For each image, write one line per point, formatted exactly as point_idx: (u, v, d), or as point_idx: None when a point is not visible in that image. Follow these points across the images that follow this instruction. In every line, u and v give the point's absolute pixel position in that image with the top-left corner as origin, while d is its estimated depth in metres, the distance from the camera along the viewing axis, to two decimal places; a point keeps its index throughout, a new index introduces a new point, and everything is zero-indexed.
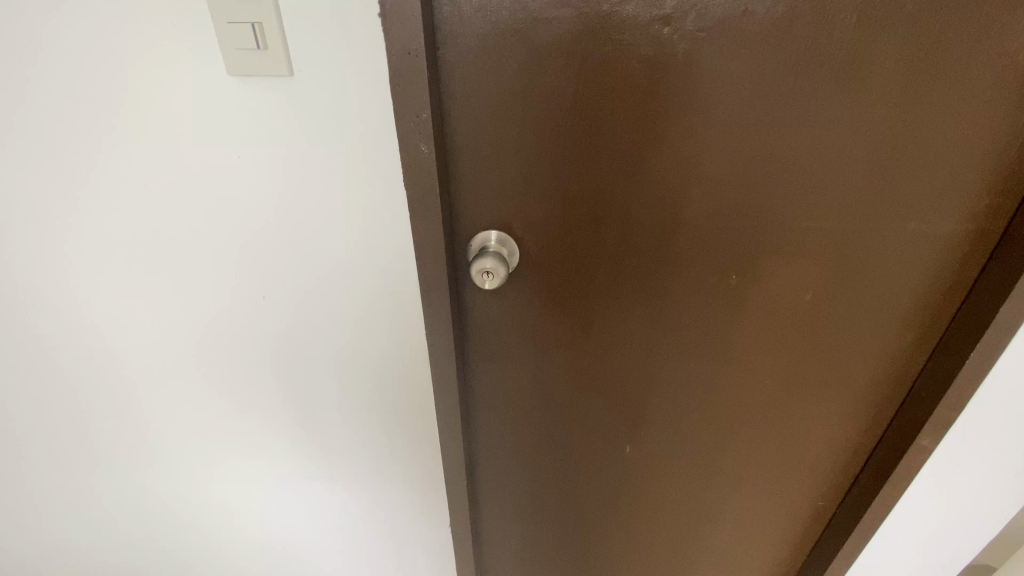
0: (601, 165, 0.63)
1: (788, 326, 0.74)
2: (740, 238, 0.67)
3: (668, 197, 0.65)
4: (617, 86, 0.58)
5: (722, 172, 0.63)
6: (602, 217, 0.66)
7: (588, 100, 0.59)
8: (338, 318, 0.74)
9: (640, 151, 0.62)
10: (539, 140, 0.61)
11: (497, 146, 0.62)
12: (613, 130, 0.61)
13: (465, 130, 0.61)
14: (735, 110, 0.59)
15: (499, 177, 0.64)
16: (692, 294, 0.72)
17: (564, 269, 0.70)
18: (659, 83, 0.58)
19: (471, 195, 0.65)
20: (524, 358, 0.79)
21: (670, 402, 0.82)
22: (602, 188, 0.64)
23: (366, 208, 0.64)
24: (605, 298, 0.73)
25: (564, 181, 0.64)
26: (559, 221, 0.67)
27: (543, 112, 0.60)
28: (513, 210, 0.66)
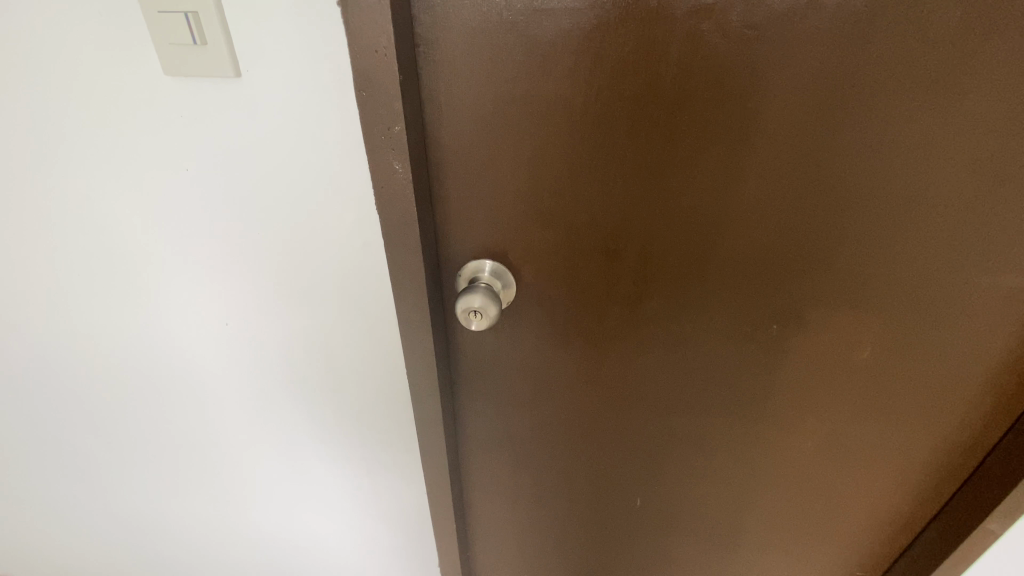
0: (616, 191, 0.52)
1: (836, 384, 0.62)
2: (785, 283, 0.55)
3: (697, 232, 0.53)
4: (639, 97, 0.47)
5: (766, 205, 0.51)
6: (617, 252, 0.55)
7: (603, 112, 0.48)
8: (313, 347, 0.66)
9: (666, 176, 0.50)
10: (542, 158, 0.51)
11: (490, 165, 0.51)
12: (633, 149, 0.49)
13: (452, 143, 0.51)
14: (788, 128, 0.47)
15: (493, 200, 0.54)
16: (722, 343, 0.60)
17: (570, 307, 0.60)
18: (694, 93, 0.46)
19: (458, 219, 0.55)
20: (521, 400, 0.69)
21: (690, 458, 0.72)
22: (617, 217, 0.53)
23: (336, 231, 0.55)
24: (618, 342, 0.62)
25: (571, 207, 0.53)
26: (564, 253, 0.56)
27: (547, 125, 0.49)
28: (509, 238, 0.56)
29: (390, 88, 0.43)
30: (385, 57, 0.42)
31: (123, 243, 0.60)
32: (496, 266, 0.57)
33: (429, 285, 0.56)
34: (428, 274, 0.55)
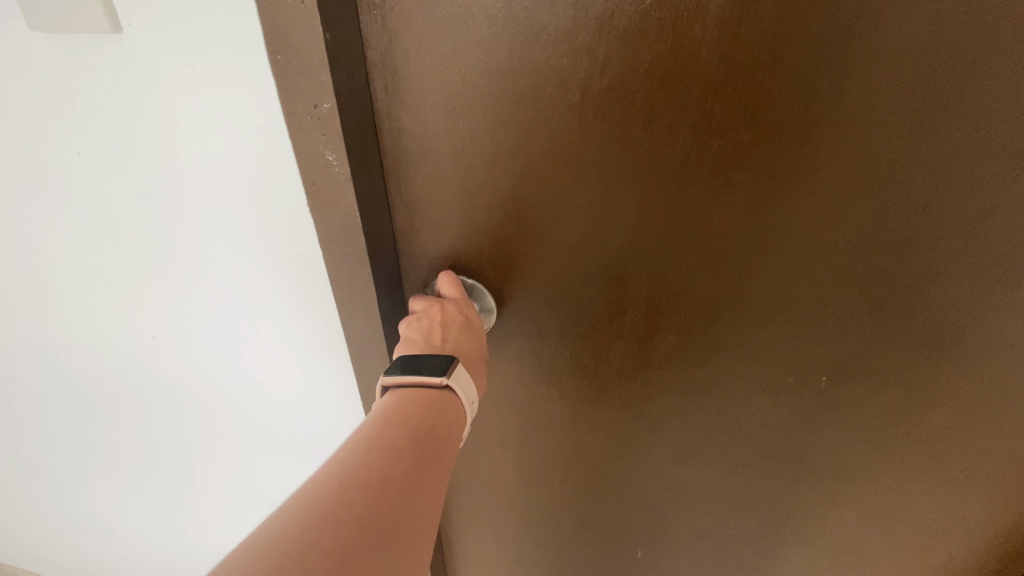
0: (628, 200, 0.39)
1: (897, 450, 0.50)
2: (845, 328, 0.43)
3: (733, 259, 0.40)
4: (662, 74, 0.33)
5: (831, 229, 0.38)
6: (625, 278, 0.43)
7: (611, 95, 0.34)
8: (251, 373, 0.55)
9: (695, 184, 0.37)
10: (527, 153, 0.38)
11: (459, 159, 0.39)
12: (651, 148, 0.36)
13: (408, 128, 0.38)
14: (873, 125, 0.33)
15: (463, 204, 0.42)
16: (754, 392, 0.48)
17: (564, 338, 0.48)
18: (740, 72, 0.32)
19: (420, 224, 0.44)
20: (501, 440, 0.58)
21: (701, 518, 0.60)
22: (628, 234, 0.41)
23: (264, 237, 0.43)
24: (624, 381, 0.50)
25: (566, 218, 0.41)
26: (558, 274, 0.44)
27: (534, 110, 0.36)
28: (484, 251, 0.44)
29: (311, 52, 0.31)
30: (301, 6, 0.30)
31: (17, 247, 0.49)
32: (471, 282, 0.46)
33: (382, 307, 0.45)
34: (381, 293, 0.44)
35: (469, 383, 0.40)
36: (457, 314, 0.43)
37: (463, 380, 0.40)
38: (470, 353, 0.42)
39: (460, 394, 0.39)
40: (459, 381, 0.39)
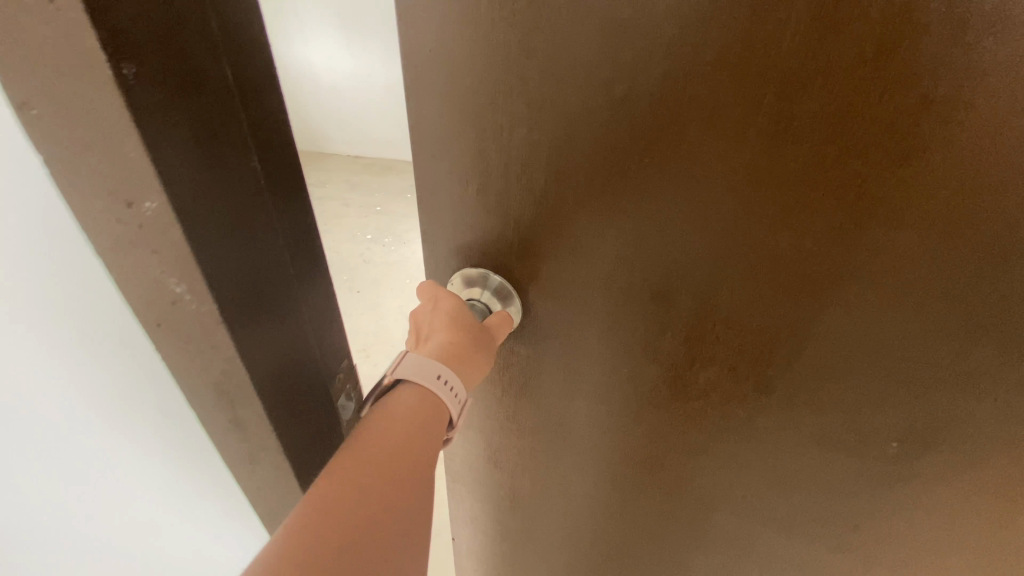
0: (682, 213, 0.34)
1: (968, 525, 0.43)
2: (926, 390, 0.36)
3: (802, 294, 0.34)
4: (735, 69, 0.28)
5: (928, 273, 0.31)
6: (664, 296, 0.38)
7: (673, 90, 0.29)
8: (109, 440, 0.49)
9: (764, 202, 0.32)
10: (570, 148, 0.33)
11: (494, 145, 0.35)
12: (714, 157, 0.31)
13: (441, 107, 0.35)
14: (1000, 152, 0.26)
15: (496, 195, 0.38)
16: (805, 446, 0.42)
17: (592, 358, 0.44)
18: (831, 67, 0.26)
19: (450, 212, 0.40)
20: (520, 449, 0.55)
21: (725, 560, 0.56)
22: (679, 252, 0.35)
23: (91, 284, 0.38)
24: (655, 411, 0.45)
25: (608, 226, 0.36)
26: (591, 287, 0.40)
27: (579, 100, 0.31)
28: (515, 249, 0.40)
29: (124, 141, 0.29)
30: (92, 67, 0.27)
31: None
32: (497, 278, 0.42)
33: (269, 364, 0.42)
34: (264, 361, 0.41)
35: (426, 364, 0.37)
36: (424, 310, 0.41)
37: (416, 365, 0.37)
38: (438, 341, 0.39)
39: (415, 382, 0.37)
40: (407, 370, 0.37)
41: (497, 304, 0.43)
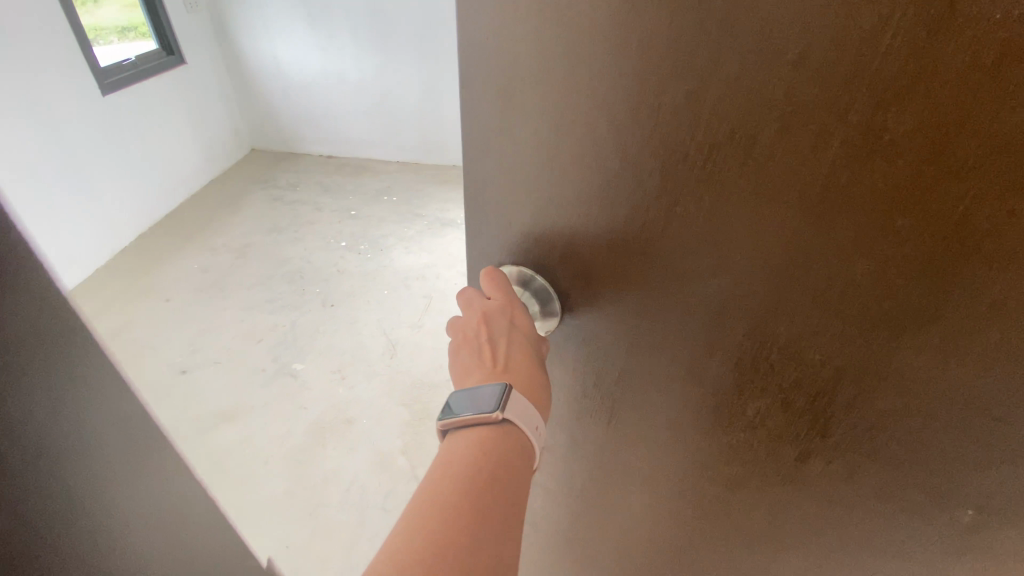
0: (717, 269, 0.27)
1: None
2: (987, 515, 0.28)
3: (842, 402, 0.28)
4: (831, 92, 0.20)
5: (1008, 379, 0.23)
6: (669, 347, 0.31)
7: (745, 101, 0.21)
8: None
9: (818, 284, 0.25)
10: (619, 159, 0.26)
11: (548, 149, 0.28)
12: (766, 207, 0.23)
13: (491, 76, 0.28)
14: None
15: (546, 195, 0.30)
16: (846, 542, 0.34)
17: (613, 393, 0.37)
18: (933, 60, 0.18)
19: (490, 215, 0.34)
20: (543, 490, 0.51)
21: None
22: (705, 319, 0.29)
23: None
24: (661, 464, 0.39)
25: (636, 272, 0.29)
26: (598, 315, 0.33)
27: (651, 84, 0.23)
28: (555, 252, 0.32)
29: None
30: None
31: None
32: (541, 282, 0.34)
33: None
34: None
35: (530, 403, 0.33)
36: (502, 326, 0.35)
37: (523, 406, 0.32)
38: (523, 372, 0.34)
39: (522, 425, 0.32)
40: (517, 410, 0.32)
41: (534, 309, 0.36)
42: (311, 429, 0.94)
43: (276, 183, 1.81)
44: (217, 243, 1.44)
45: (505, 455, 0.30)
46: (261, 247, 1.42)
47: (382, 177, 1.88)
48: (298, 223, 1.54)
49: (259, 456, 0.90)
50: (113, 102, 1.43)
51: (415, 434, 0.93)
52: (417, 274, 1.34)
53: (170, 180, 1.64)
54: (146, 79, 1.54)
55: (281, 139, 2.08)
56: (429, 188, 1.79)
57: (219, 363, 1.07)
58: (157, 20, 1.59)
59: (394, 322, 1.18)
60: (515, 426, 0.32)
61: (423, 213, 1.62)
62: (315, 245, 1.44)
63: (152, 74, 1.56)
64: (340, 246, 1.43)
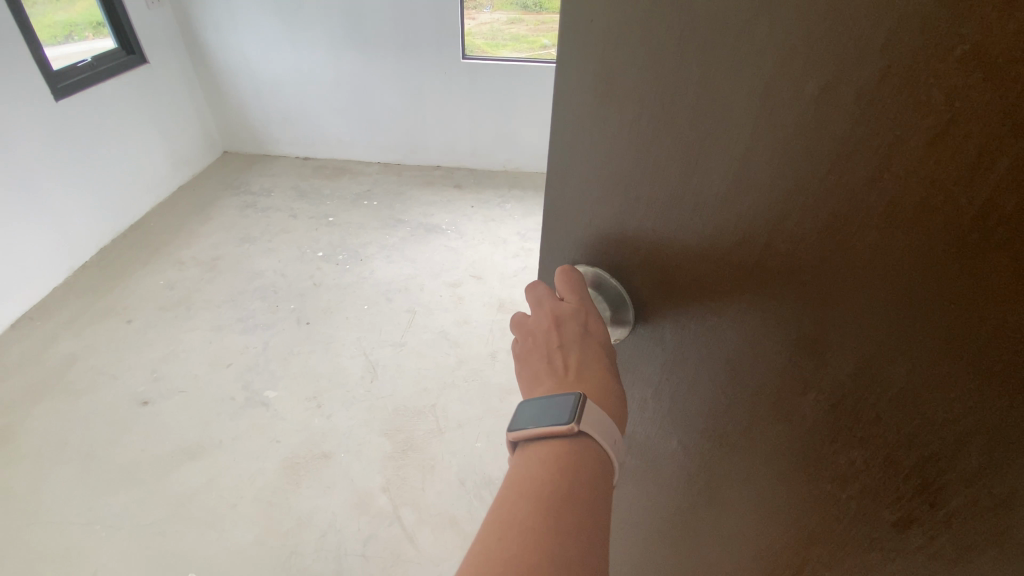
0: (803, 322, 0.19)
1: None
2: None
3: (936, 502, 0.18)
4: (1016, 97, 0.12)
5: None
6: (748, 324, 0.22)
7: (885, 104, 0.14)
8: None
9: (911, 377, 0.17)
10: (720, 167, 0.20)
11: (645, 133, 0.22)
12: (877, 251, 0.16)
13: (588, 57, 0.22)
14: None
15: (633, 189, 0.24)
16: None
17: (688, 424, 0.27)
18: None
19: (567, 203, 0.27)
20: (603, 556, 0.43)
21: None
22: (783, 387, 0.21)
23: None
24: (717, 519, 0.28)
25: (722, 297, 0.22)
26: (673, 295, 0.24)
27: (793, 69, 0.16)
28: (638, 252, 0.25)
29: None
30: None
31: None
32: (614, 283, 0.27)
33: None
34: None
35: (609, 417, 0.26)
36: (573, 332, 0.27)
37: (603, 420, 0.25)
38: (600, 386, 0.27)
39: (601, 443, 0.25)
40: (597, 424, 0.25)
41: (605, 315, 0.28)
42: (283, 466, 0.85)
43: (248, 189, 1.69)
44: (186, 257, 1.34)
45: (578, 482, 0.24)
46: (234, 259, 1.33)
47: (361, 180, 1.78)
48: (272, 232, 1.44)
49: (228, 497, 0.82)
50: (69, 108, 1.32)
51: (396, 469, 0.86)
52: (399, 286, 1.25)
53: (132, 190, 1.53)
54: (106, 81, 1.43)
55: (255, 141, 1.97)
56: (410, 191, 1.70)
57: (187, 392, 0.98)
58: (115, 17, 1.48)
59: (376, 340, 1.10)
60: (594, 443, 0.25)
61: (405, 218, 1.53)
62: (290, 255, 1.34)
63: (111, 76, 1.45)
64: (316, 256, 1.34)
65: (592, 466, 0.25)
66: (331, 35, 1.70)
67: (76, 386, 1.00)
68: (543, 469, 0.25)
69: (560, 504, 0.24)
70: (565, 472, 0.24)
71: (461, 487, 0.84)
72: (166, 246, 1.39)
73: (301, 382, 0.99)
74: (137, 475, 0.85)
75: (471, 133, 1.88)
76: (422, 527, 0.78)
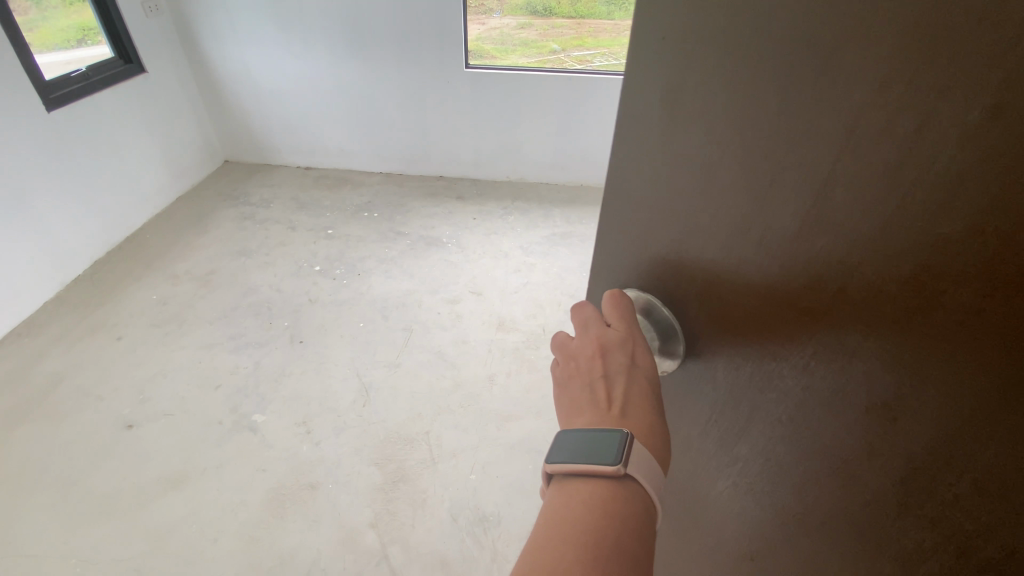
0: (871, 384, 0.16)
1: None
2: None
3: None
4: None
5: None
6: (813, 379, 0.19)
7: (991, 107, 0.12)
8: None
9: (1011, 460, 0.13)
10: (797, 200, 0.18)
11: (715, 160, 0.21)
12: (975, 316, 0.13)
13: (660, 83, 0.23)
14: None
15: (696, 214, 0.23)
16: None
17: (740, 478, 0.25)
18: None
19: (629, 225, 0.27)
20: None
21: None
22: (842, 457, 0.18)
23: None
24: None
25: (787, 343, 0.20)
26: (740, 338, 0.22)
27: (886, 99, 0.14)
28: (698, 278, 0.24)
29: None
30: None
31: None
32: (666, 312, 0.26)
33: None
34: None
35: (653, 457, 0.25)
36: (618, 363, 0.26)
37: (648, 462, 0.24)
38: (645, 422, 0.26)
39: (646, 484, 0.24)
40: (642, 467, 0.24)
41: (652, 344, 0.27)
42: (268, 498, 0.83)
43: (247, 200, 1.67)
44: (181, 270, 1.32)
45: (623, 526, 0.24)
46: (229, 274, 1.30)
47: (362, 191, 1.75)
48: (268, 244, 1.42)
49: (209, 533, 0.79)
50: (62, 120, 1.30)
51: (385, 503, 0.83)
52: (395, 302, 1.22)
53: (128, 202, 1.51)
54: (102, 92, 1.41)
55: (256, 151, 1.95)
56: (411, 202, 1.67)
57: (173, 416, 0.95)
58: (112, 26, 1.46)
59: (370, 361, 1.06)
60: (638, 485, 0.24)
61: (405, 231, 1.49)
62: (286, 270, 1.31)
63: (106, 86, 1.43)
64: (312, 270, 1.31)
65: (635, 508, 0.24)
66: (332, 44, 1.68)
67: (60, 407, 0.97)
68: (584, 509, 0.24)
69: (603, 549, 0.23)
70: (608, 515, 0.24)
71: (453, 524, 0.81)
72: (160, 259, 1.37)
73: (291, 407, 0.97)
74: (118, 506, 0.82)
75: (475, 143, 1.85)
76: (410, 567, 0.75)
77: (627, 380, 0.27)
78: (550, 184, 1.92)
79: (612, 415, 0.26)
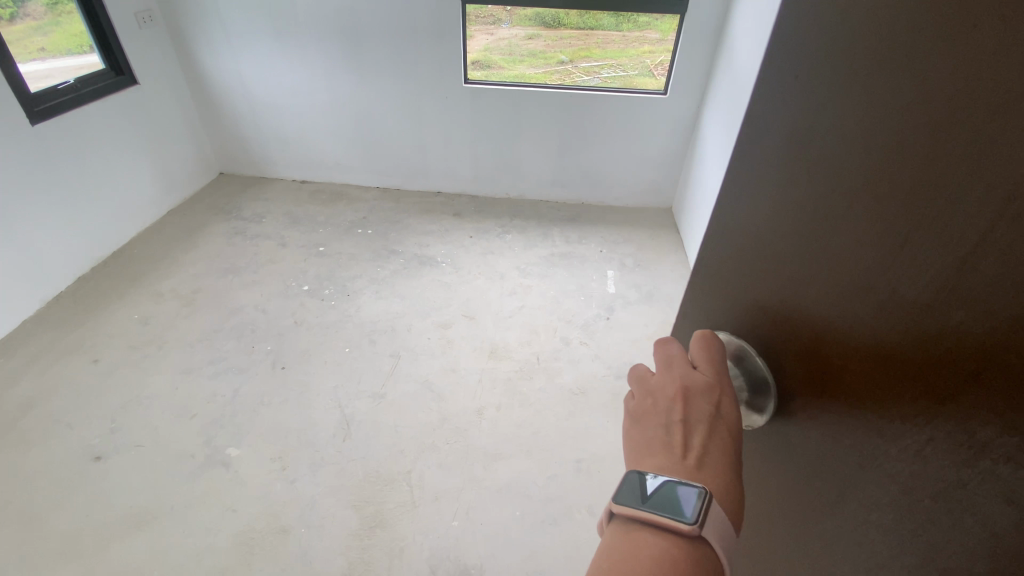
0: (998, 486, 0.14)
1: None
2: None
3: None
4: None
5: None
6: (930, 468, 0.16)
7: None
8: None
9: None
10: (930, 267, 0.16)
11: (842, 213, 0.20)
12: None
13: (795, 134, 0.22)
14: None
15: (810, 267, 0.22)
16: None
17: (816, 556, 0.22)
18: None
19: (743, 268, 0.27)
20: None
21: None
22: (955, 557, 0.15)
23: None
24: None
25: (900, 423, 0.17)
26: (846, 408, 0.20)
27: None
28: (805, 337, 0.22)
29: None
30: None
31: None
32: (760, 363, 0.26)
33: None
34: None
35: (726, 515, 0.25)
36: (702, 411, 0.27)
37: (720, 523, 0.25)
38: (722, 477, 0.26)
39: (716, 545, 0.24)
40: (714, 527, 0.24)
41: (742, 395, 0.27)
42: (237, 543, 0.79)
43: (239, 214, 1.64)
44: (165, 288, 1.28)
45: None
46: (215, 292, 1.26)
47: (357, 206, 1.71)
48: (257, 262, 1.37)
49: None
50: (47, 133, 1.27)
51: (361, 551, 0.78)
52: (384, 326, 1.17)
53: (115, 216, 1.47)
54: (90, 104, 1.38)
55: (252, 163, 1.92)
56: (407, 219, 1.63)
57: (144, 449, 0.91)
58: (104, 37, 1.43)
59: (353, 391, 1.02)
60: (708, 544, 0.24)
61: (400, 249, 1.45)
62: (274, 289, 1.27)
63: (95, 98, 1.40)
64: (301, 290, 1.26)
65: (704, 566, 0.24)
66: (331, 57, 1.64)
67: (26, 437, 0.92)
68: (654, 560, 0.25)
69: None
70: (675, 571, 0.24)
71: None
72: (145, 275, 1.33)
73: (267, 441, 0.92)
74: (79, 547, 0.78)
75: (475, 159, 1.81)
76: None
77: (708, 429, 0.27)
78: (551, 202, 1.88)
79: (688, 461, 0.26)
